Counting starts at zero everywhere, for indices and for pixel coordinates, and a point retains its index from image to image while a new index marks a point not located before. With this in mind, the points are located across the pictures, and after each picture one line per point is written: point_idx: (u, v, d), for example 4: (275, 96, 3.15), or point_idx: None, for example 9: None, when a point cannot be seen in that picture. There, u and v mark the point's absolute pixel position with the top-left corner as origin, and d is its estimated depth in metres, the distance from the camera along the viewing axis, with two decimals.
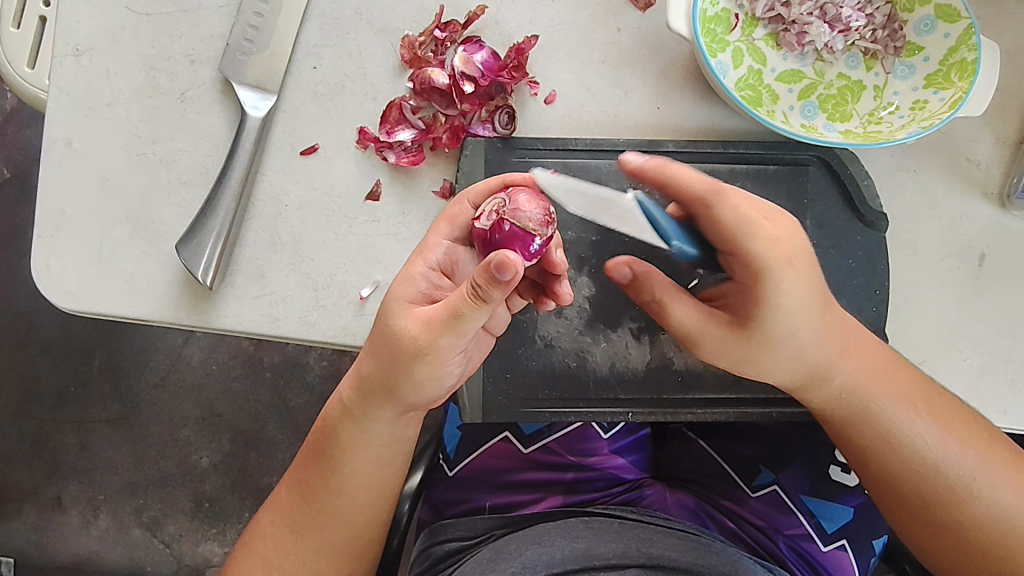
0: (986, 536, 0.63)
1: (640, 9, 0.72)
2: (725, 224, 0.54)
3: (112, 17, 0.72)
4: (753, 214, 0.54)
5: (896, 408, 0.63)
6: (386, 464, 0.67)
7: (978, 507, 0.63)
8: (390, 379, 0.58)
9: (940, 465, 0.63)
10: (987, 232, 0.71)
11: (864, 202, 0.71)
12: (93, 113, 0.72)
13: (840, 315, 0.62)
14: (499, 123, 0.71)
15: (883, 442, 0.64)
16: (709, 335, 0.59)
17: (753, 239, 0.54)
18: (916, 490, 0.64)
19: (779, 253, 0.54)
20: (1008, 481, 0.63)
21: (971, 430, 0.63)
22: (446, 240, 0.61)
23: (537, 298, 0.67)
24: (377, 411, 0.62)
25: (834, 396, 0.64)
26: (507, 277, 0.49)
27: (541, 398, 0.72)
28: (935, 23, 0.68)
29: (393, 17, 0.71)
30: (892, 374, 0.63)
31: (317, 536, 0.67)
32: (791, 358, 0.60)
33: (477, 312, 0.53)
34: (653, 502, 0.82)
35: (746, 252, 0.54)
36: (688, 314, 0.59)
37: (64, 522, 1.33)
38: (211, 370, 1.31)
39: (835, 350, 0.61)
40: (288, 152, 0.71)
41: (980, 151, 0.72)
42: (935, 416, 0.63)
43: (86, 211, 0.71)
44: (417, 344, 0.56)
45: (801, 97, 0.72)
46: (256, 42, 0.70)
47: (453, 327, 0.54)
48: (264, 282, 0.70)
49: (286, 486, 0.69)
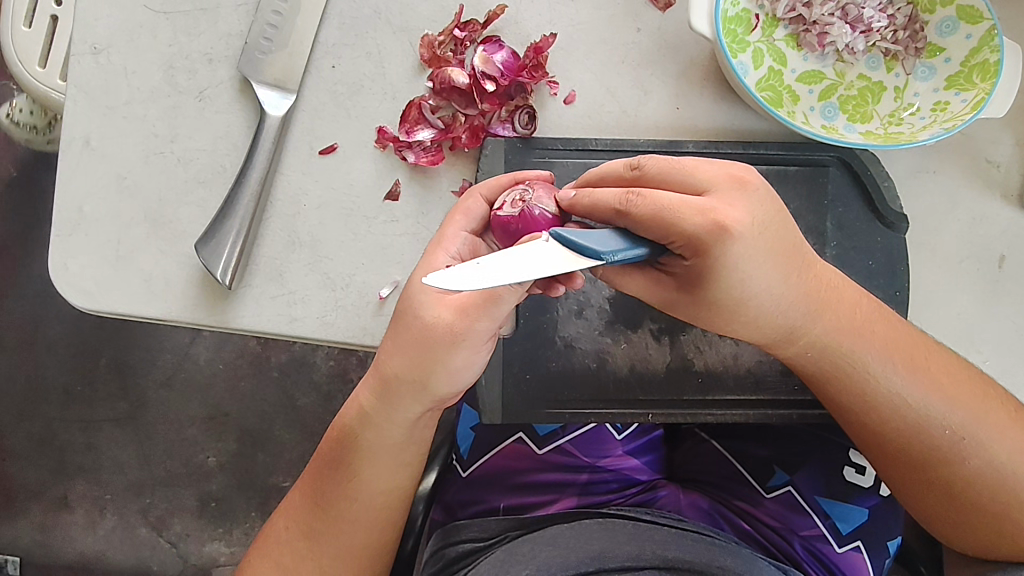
0: (979, 496, 0.61)
1: (660, 9, 0.71)
2: (646, 220, 0.50)
3: (130, 16, 0.71)
4: (670, 211, 0.50)
5: (877, 366, 0.61)
6: (402, 465, 0.66)
7: (971, 465, 0.61)
8: (416, 373, 0.59)
9: (927, 423, 0.61)
10: (1006, 234, 0.71)
11: (885, 202, 0.70)
12: (111, 112, 0.72)
13: (815, 269, 0.60)
14: (519, 123, 0.71)
15: (866, 402, 0.62)
16: (668, 297, 0.58)
17: (682, 225, 0.50)
18: (905, 450, 0.62)
19: (717, 228, 0.51)
20: (1001, 437, 0.61)
21: (950, 385, 0.61)
22: (465, 231, 0.61)
23: (546, 287, 0.61)
24: (395, 411, 0.62)
25: (805, 351, 0.62)
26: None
27: (561, 399, 0.72)
28: (958, 24, 0.68)
29: (412, 17, 0.71)
30: (870, 330, 0.62)
31: (334, 542, 0.66)
32: (764, 315, 0.58)
33: (513, 294, 0.54)
34: (668, 503, 0.82)
35: (677, 238, 0.51)
36: (637, 286, 0.59)
37: (70, 521, 1.32)
38: (220, 369, 1.31)
39: (810, 305, 0.59)
40: (307, 151, 0.70)
41: (1000, 152, 0.71)
42: (917, 372, 0.61)
43: (104, 210, 0.71)
44: (450, 331, 0.57)
45: (822, 98, 0.72)
46: (275, 41, 0.70)
47: (489, 310, 0.56)
48: (282, 282, 0.70)
49: (300, 491, 0.69)
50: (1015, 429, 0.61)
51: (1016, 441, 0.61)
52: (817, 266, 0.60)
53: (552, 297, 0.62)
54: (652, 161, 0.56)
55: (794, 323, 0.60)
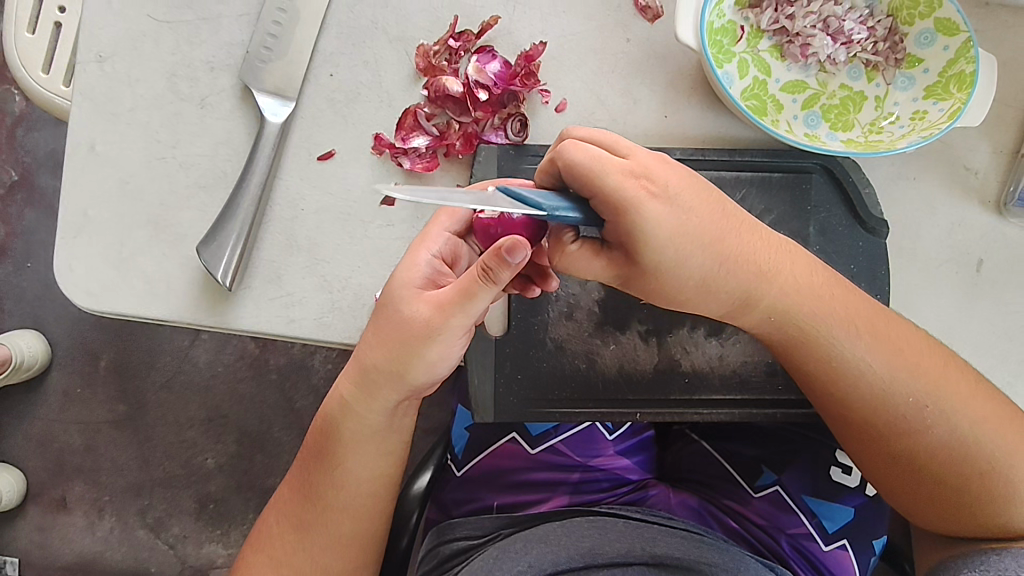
0: (942, 465, 0.63)
1: (649, 20, 0.74)
2: (573, 168, 0.53)
3: (134, 25, 0.73)
4: (590, 164, 0.53)
5: (840, 335, 0.64)
6: (386, 455, 0.68)
7: (934, 435, 0.63)
8: (394, 364, 0.60)
9: (891, 391, 0.63)
10: (985, 238, 0.73)
11: (866, 209, 0.73)
12: (114, 118, 0.74)
13: (771, 244, 0.63)
14: (511, 130, 0.74)
15: (829, 369, 0.64)
16: (616, 271, 0.60)
17: (605, 181, 0.53)
18: (870, 418, 0.64)
19: (635, 190, 0.53)
20: (966, 407, 0.63)
21: (915, 355, 0.63)
22: (447, 231, 0.64)
23: (523, 288, 0.67)
24: (375, 401, 0.64)
25: (770, 318, 0.64)
26: (518, 258, 0.52)
27: (551, 399, 0.74)
28: (935, 36, 0.70)
29: (407, 27, 0.73)
30: (832, 299, 0.64)
31: (323, 533, 0.68)
32: (723, 278, 0.60)
33: (486, 291, 0.56)
34: (658, 502, 0.84)
35: (596, 194, 0.53)
36: (589, 267, 0.59)
37: (68, 522, 1.34)
38: (218, 371, 1.33)
39: (768, 273, 0.62)
40: (305, 157, 0.73)
41: (978, 160, 0.74)
42: (879, 340, 0.63)
43: (108, 213, 0.73)
44: (427, 325, 0.59)
45: (805, 107, 0.74)
46: (275, 50, 0.72)
47: (463, 306, 0.57)
48: (281, 284, 0.71)
49: (289, 486, 0.71)
50: (981, 400, 0.63)
51: (980, 411, 0.63)
52: (772, 238, 0.63)
53: (529, 297, 0.68)
54: (581, 128, 0.59)
55: (753, 287, 0.62)
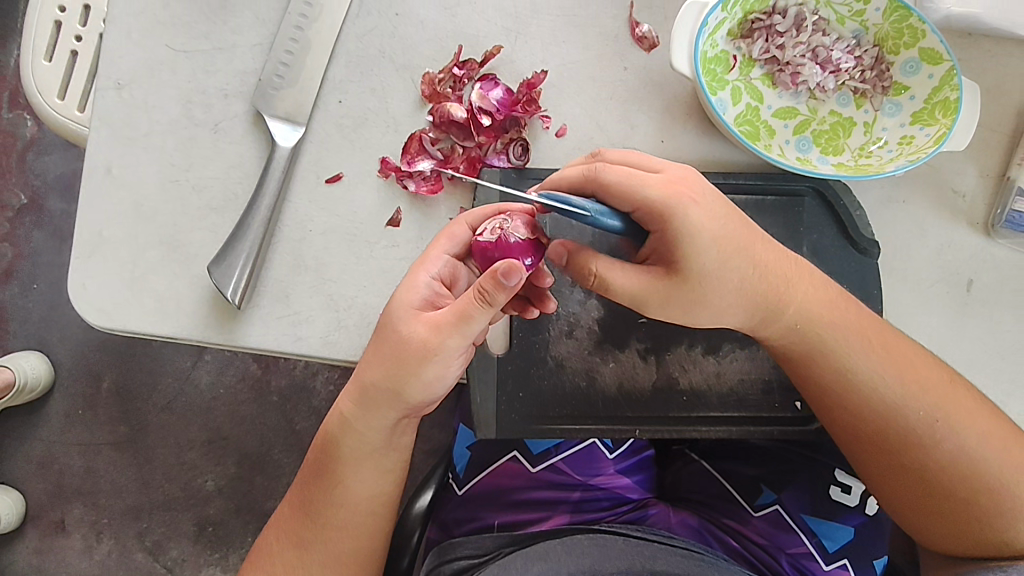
0: (950, 482, 0.64)
1: (645, 49, 0.77)
2: (611, 188, 0.58)
3: (152, 54, 0.77)
4: (626, 180, 0.57)
5: (851, 348, 0.65)
6: (386, 473, 0.69)
7: (942, 449, 0.64)
8: (393, 384, 0.62)
9: (902, 406, 0.65)
10: (974, 259, 0.75)
11: (857, 230, 0.75)
12: (130, 142, 0.76)
13: (781, 261, 0.64)
14: (513, 154, 0.76)
15: (842, 382, 0.66)
16: (649, 288, 0.60)
17: (643, 192, 0.57)
18: (881, 432, 0.66)
19: (676, 197, 0.57)
20: (973, 423, 0.64)
21: (923, 370, 0.65)
22: (446, 254, 0.65)
23: (522, 309, 0.70)
24: (375, 419, 0.65)
25: (784, 331, 0.66)
26: (514, 281, 0.54)
27: (552, 416, 0.75)
28: (920, 65, 0.73)
29: (414, 56, 0.76)
30: (843, 314, 0.66)
31: (322, 550, 0.69)
32: (738, 295, 0.62)
33: (483, 313, 0.57)
34: (658, 521, 0.85)
35: (638, 205, 0.58)
36: (626, 279, 0.60)
37: (66, 546, 1.33)
38: (219, 393, 1.34)
39: (782, 289, 0.64)
40: (313, 180, 0.75)
41: (965, 183, 0.76)
42: (889, 354, 0.65)
43: (122, 234, 0.75)
44: (425, 345, 0.60)
45: (796, 132, 0.77)
46: (287, 78, 0.75)
47: (460, 328, 0.59)
48: (288, 303, 0.73)
49: (290, 503, 0.71)
50: (985, 416, 0.64)
51: (986, 426, 0.64)
52: (783, 255, 0.65)
53: (529, 318, 0.70)
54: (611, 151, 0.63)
55: (768, 304, 0.64)
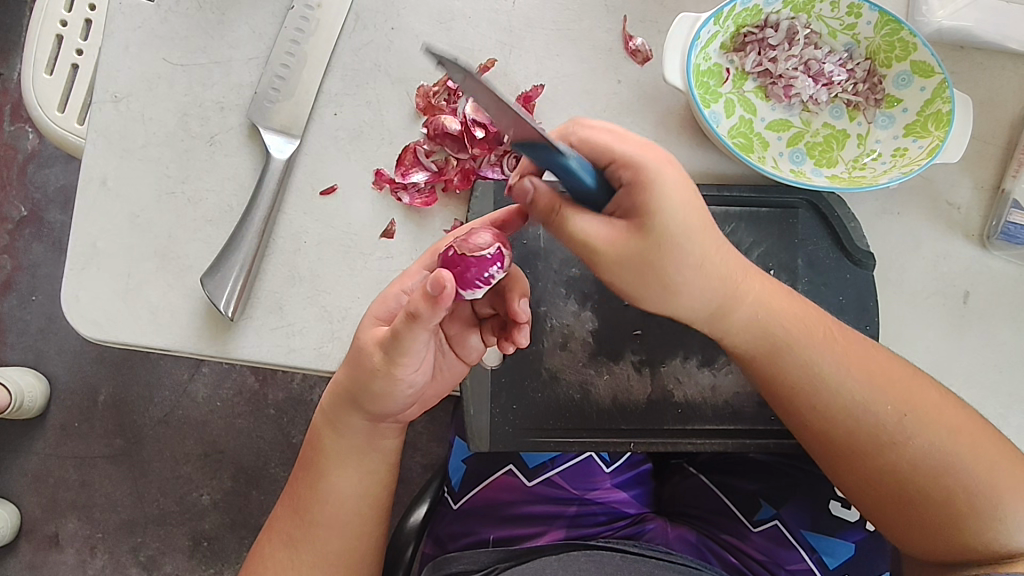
0: (926, 482, 0.63)
1: (639, 63, 0.77)
2: (588, 141, 0.56)
3: (150, 67, 0.77)
4: (604, 134, 0.55)
5: (812, 350, 0.65)
6: (370, 472, 0.69)
7: (915, 448, 0.64)
8: (359, 389, 0.62)
9: (867, 406, 0.65)
10: (970, 271, 0.75)
11: (852, 242, 0.75)
12: (127, 154, 0.76)
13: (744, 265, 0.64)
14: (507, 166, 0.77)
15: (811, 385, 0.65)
16: (619, 250, 0.57)
17: (620, 149, 0.55)
18: (853, 439, 0.65)
19: (654, 157, 0.55)
20: (941, 419, 0.64)
21: (886, 368, 0.65)
22: (425, 269, 0.64)
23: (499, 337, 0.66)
24: (355, 420, 0.65)
25: (746, 332, 0.65)
26: (437, 293, 0.52)
27: (547, 429, 0.74)
28: (912, 78, 0.74)
29: (409, 69, 0.77)
30: (808, 320, 0.66)
31: (311, 549, 0.68)
32: (705, 293, 0.61)
33: (415, 330, 0.55)
34: (656, 536, 0.84)
35: (616, 159, 0.55)
36: (590, 223, 0.56)
37: (60, 561, 1.32)
38: (215, 406, 1.33)
39: (742, 292, 0.63)
40: (309, 192, 0.75)
41: (960, 195, 0.76)
42: (848, 354, 0.65)
43: (117, 246, 0.75)
44: (372, 360, 0.59)
45: (790, 144, 0.77)
46: (282, 91, 0.75)
47: (397, 346, 0.57)
48: (283, 314, 0.73)
49: (282, 506, 0.71)
50: (954, 413, 0.64)
51: (956, 423, 0.64)
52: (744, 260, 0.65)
53: (507, 354, 0.65)
54: None
55: (731, 302, 0.63)
